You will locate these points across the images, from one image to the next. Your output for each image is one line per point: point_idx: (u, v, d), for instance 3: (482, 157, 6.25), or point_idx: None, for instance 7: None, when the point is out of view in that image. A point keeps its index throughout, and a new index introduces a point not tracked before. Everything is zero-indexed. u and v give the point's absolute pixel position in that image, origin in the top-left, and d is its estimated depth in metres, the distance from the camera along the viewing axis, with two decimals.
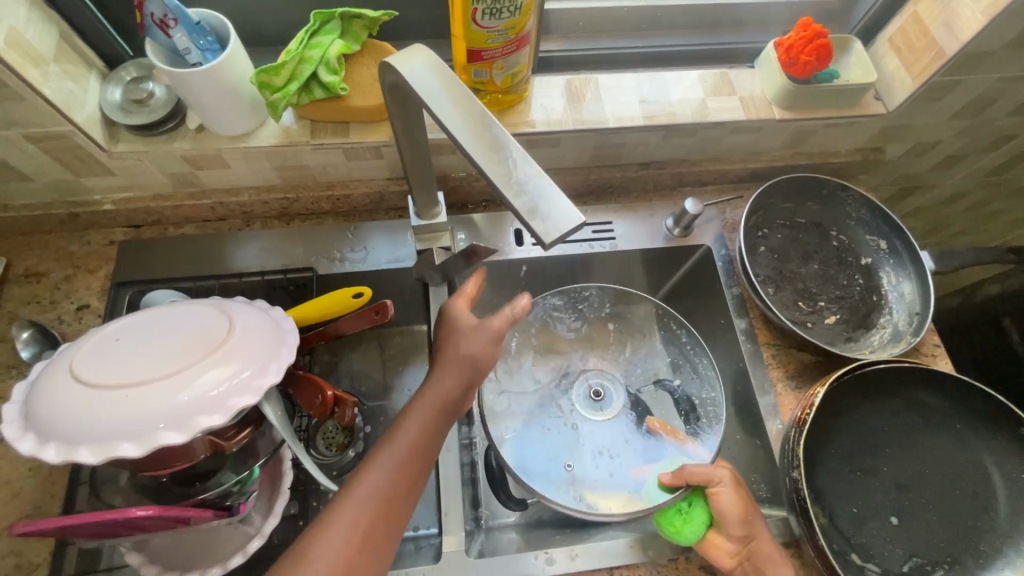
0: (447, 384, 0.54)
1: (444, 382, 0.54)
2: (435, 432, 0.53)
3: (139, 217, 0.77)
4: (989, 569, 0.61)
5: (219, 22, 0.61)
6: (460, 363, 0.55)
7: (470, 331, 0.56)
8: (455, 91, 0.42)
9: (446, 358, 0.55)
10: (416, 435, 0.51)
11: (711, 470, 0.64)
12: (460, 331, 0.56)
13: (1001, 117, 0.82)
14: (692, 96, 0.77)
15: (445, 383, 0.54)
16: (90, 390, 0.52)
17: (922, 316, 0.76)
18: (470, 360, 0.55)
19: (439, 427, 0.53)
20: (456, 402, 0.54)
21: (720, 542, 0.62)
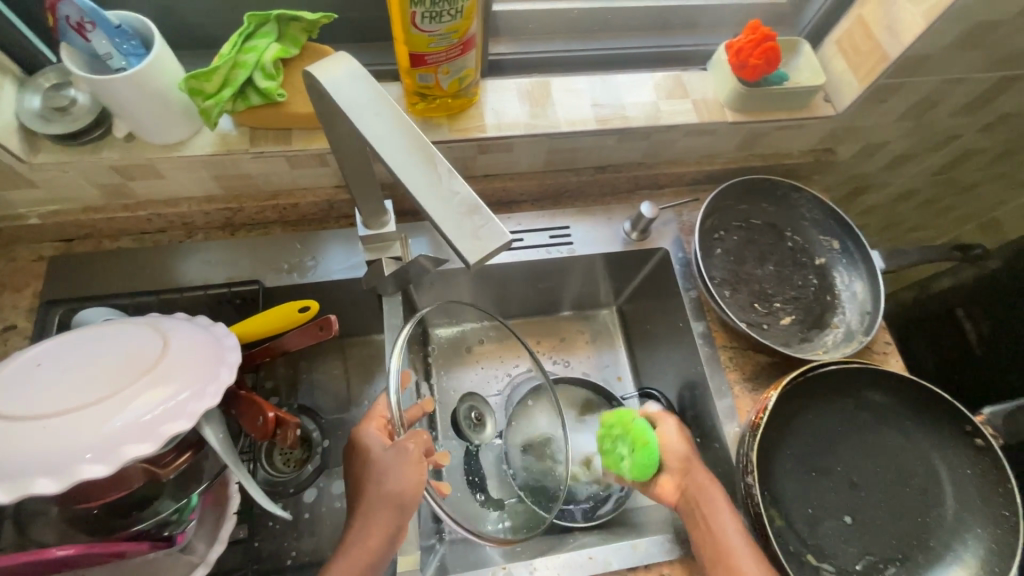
0: (371, 500, 0.54)
1: (377, 520, 0.53)
2: (377, 551, 0.52)
3: (69, 231, 0.72)
4: (938, 564, 0.63)
5: (144, 25, 0.58)
6: (386, 498, 0.53)
7: (386, 463, 0.55)
8: (376, 100, 0.40)
9: (371, 494, 0.54)
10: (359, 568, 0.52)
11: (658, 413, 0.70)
12: (376, 462, 0.55)
13: (946, 117, 0.84)
14: (645, 99, 0.76)
15: (377, 522, 0.53)
16: (4, 423, 0.49)
17: (872, 315, 0.77)
18: (390, 491, 0.53)
19: (381, 547, 0.52)
20: (395, 532, 0.53)
21: (665, 481, 0.66)
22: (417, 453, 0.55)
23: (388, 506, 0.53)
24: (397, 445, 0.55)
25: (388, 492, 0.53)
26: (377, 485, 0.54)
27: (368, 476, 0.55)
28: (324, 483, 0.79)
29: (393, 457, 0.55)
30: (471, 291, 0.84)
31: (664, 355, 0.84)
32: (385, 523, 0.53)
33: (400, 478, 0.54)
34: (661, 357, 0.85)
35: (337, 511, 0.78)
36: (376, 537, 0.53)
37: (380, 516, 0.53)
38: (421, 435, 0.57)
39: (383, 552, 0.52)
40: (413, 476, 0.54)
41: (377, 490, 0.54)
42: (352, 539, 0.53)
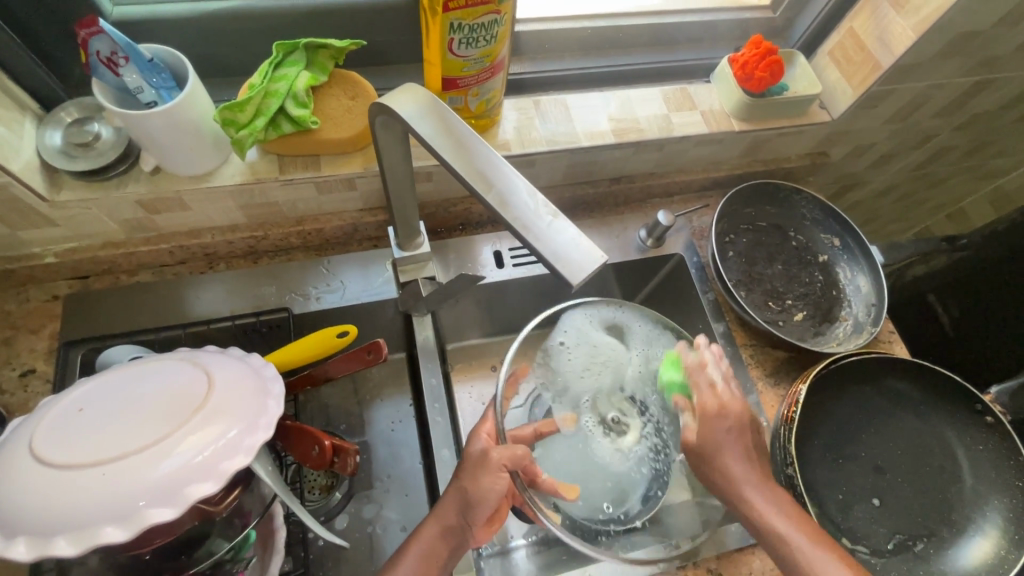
0: (451, 496, 0.59)
1: (446, 513, 0.59)
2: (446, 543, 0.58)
3: (85, 268, 0.70)
4: (962, 537, 0.67)
5: (174, 57, 0.57)
6: (460, 493, 0.59)
7: (473, 464, 0.60)
8: (458, 136, 0.42)
9: (452, 489, 0.60)
10: (433, 546, 0.57)
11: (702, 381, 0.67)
12: (468, 459, 0.61)
13: (927, 118, 0.91)
14: (657, 112, 0.80)
15: (444, 515, 0.59)
16: (59, 473, 0.47)
17: (877, 306, 0.82)
18: (465, 485, 0.59)
19: (451, 541, 0.58)
20: (465, 528, 0.58)
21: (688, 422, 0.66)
22: (501, 463, 0.59)
23: (460, 502, 0.58)
24: (486, 452, 0.60)
25: (461, 489, 0.59)
26: (459, 481, 0.60)
27: (460, 468, 0.62)
28: (355, 508, 0.78)
29: (475, 456, 0.61)
30: (494, 304, 0.85)
31: None
32: (458, 518, 0.58)
33: (476, 477, 0.59)
34: None
35: (369, 536, 0.76)
36: (450, 524, 0.58)
37: (453, 505, 0.59)
38: (515, 449, 0.61)
39: (453, 540, 0.58)
40: (488, 484, 0.58)
41: (458, 483, 0.60)
42: (431, 521, 0.59)
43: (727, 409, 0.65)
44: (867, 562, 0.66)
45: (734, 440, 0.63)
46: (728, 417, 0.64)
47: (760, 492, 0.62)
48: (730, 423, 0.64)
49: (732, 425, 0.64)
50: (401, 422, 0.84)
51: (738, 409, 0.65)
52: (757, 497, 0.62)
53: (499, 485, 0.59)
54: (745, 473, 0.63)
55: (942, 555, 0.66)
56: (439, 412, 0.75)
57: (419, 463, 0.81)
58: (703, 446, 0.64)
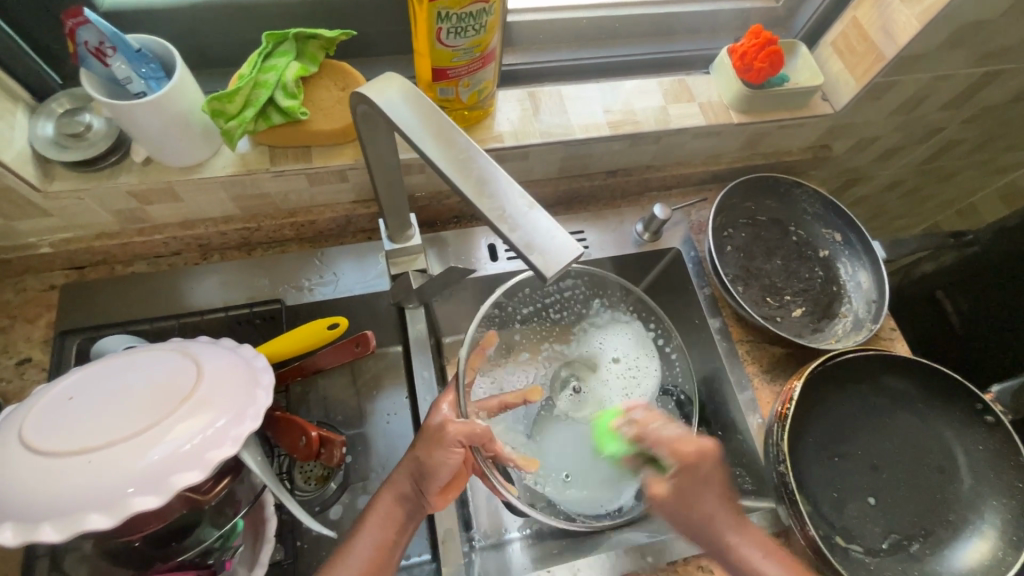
0: (407, 464, 0.60)
1: (403, 478, 0.60)
2: (403, 504, 0.60)
3: (81, 258, 0.71)
4: (958, 538, 0.66)
5: (164, 48, 0.57)
6: (413, 464, 0.60)
7: (430, 437, 0.59)
8: (438, 125, 0.42)
9: (405, 459, 0.61)
10: (390, 510, 0.60)
11: (696, 445, 0.59)
12: (425, 432, 0.60)
13: (934, 111, 0.88)
14: (654, 104, 0.78)
15: (400, 478, 0.60)
16: (47, 461, 0.48)
17: (878, 303, 0.81)
18: (419, 456, 0.59)
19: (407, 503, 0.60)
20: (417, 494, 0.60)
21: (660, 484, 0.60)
22: (457, 440, 0.58)
23: (415, 472, 0.60)
24: (443, 428, 0.59)
25: (415, 460, 0.59)
26: (414, 451, 0.60)
27: (418, 437, 0.61)
28: (349, 499, 0.78)
29: (427, 430, 0.60)
30: (489, 297, 0.85)
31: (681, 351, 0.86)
32: (414, 486, 0.60)
33: (428, 451, 0.59)
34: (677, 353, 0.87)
35: None
36: (404, 491, 0.61)
37: (408, 471, 0.60)
38: (473, 425, 0.59)
39: (409, 505, 0.60)
40: (444, 459, 0.58)
41: (413, 453, 0.60)
42: (389, 488, 0.60)
43: (691, 459, 0.58)
44: (861, 561, 0.65)
45: (697, 486, 0.59)
46: (700, 470, 0.59)
47: (756, 549, 0.60)
48: (704, 468, 0.59)
49: (705, 473, 0.59)
50: (397, 414, 0.83)
51: (706, 451, 0.59)
52: (750, 547, 0.60)
53: (454, 458, 0.58)
54: (746, 543, 0.60)
55: (938, 556, 0.65)
56: (430, 404, 0.75)
57: None
58: (686, 500, 0.60)
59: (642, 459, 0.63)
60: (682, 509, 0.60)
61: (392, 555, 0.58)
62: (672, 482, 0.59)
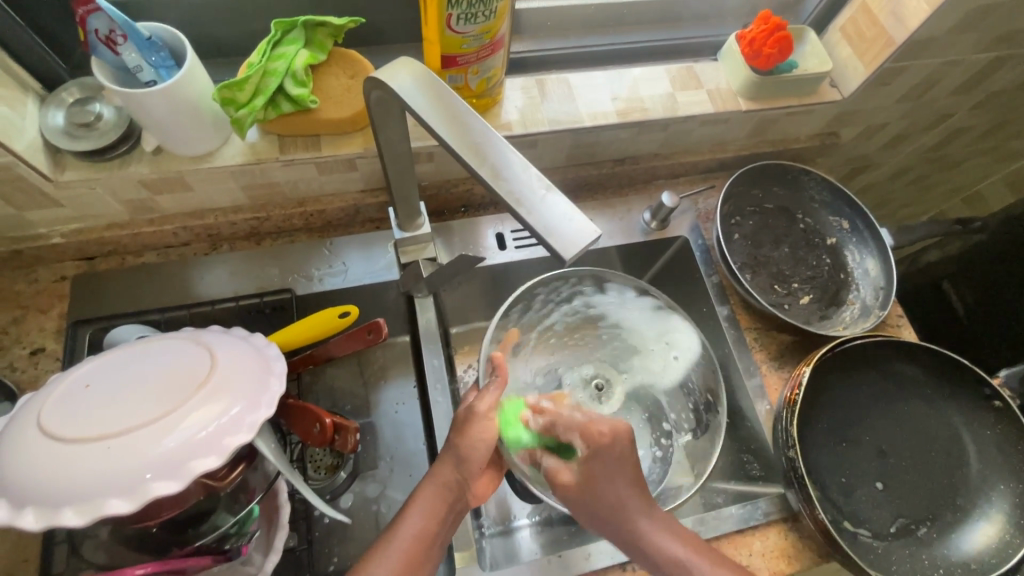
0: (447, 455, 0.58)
1: (445, 467, 0.58)
2: (446, 495, 0.57)
3: (92, 249, 0.71)
4: (966, 521, 0.66)
5: (172, 36, 0.57)
6: (452, 451, 0.58)
7: (464, 422, 0.58)
8: (453, 111, 0.42)
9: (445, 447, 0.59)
10: (432, 505, 0.56)
11: (610, 427, 0.59)
12: (456, 418, 0.59)
13: (943, 97, 0.88)
14: (662, 91, 0.78)
15: (443, 468, 0.58)
16: (67, 447, 0.48)
17: (886, 290, 0.81)
18: (456, 444, 0.58)
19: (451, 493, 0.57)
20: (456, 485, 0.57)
21: (562, 470, 0.59)
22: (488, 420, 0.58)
23: (454, 463, 0.58)
24: (473, 409, 0.59)
25: (456, 449, 0.58)
26: (451, 440, 0.59)
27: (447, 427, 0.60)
28: (360, 487, 0.78)
29: (462, 415, 0.59)
30: (497, 287, 0.85)
31: None
32: (455, 473, 0.58)
33: (460, 434, 0.58)
34: None
35: (373, 514, 0.77)
36: (446, 485, 0.57)
37: (448, 463, 0.58)
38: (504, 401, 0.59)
39: (451, 497, 0.57)
40: (478, 440, 0.58)
41: (451, 442, 0.58)
42: (427, 483, 0.58)
43: (608, 436, 0.58)
44: (869, 545, 0.65)
45: (613, 467, 0.58)
46: (616, 447, 0.58)
47: (706, 568, 0.56)
48: (613, 454, 0.58)
49: (616, 456, 0.58)
50: (406, 403, 0.84)
51: (619, 431, 0.59)
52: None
53: (485, 437, 0.58)
54: (657, 530, 0.58)
55: (946, 540, 0.66)
56: (440, 393, 0.76)
57: (422, 444, 0.81)
58: (605, 478, 0.58)
59: (547, 450, 0.61)
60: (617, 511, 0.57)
61: (431, 554, 0.56)
62: (583, 481, 0.58)
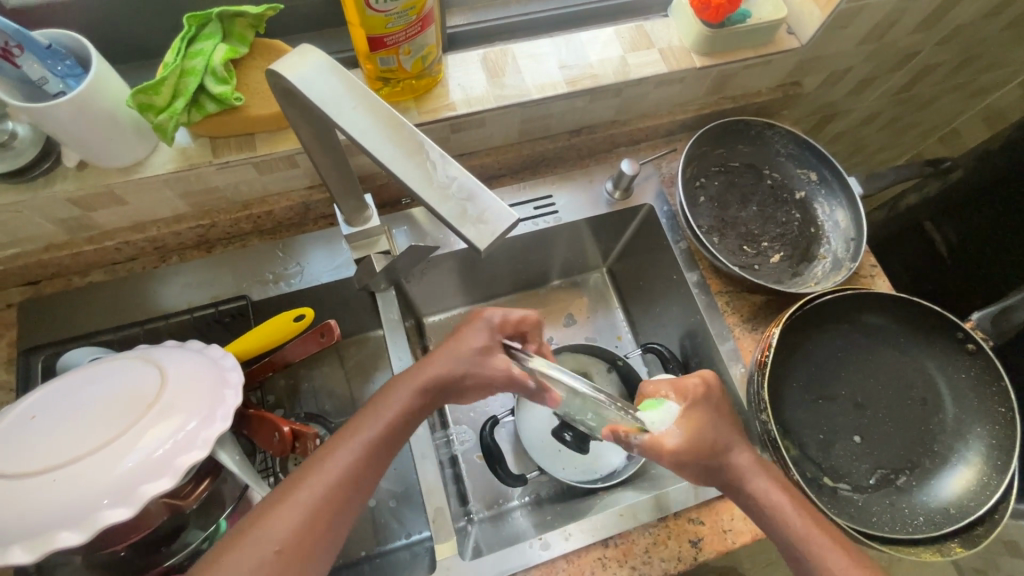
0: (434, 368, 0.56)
1: (425, 375, 0.56)
2: (421, 407, 0.55)
3: (34, 272, 0.69)
4: (945, 467, 0.66)
5: (75, 41, 0.54)
6: (442, 361, 0.57)
7: (477, 367, 0.57)
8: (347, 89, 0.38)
9: (433, 359, 0.57)
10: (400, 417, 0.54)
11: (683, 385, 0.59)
12: (463, 335, 0.59)
13: (905, 35, 0.85)
14: (612, 55, 0.75)
15: (421, 380, 0.56)
16: (11, 483, 0.47)
17: (856, 240, 0.79)
18: (456, 361, 0.56)
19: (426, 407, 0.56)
20: (431, 404, 0.56)
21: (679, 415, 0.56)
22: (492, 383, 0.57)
23: (446, 370, 0.56)
24: (489, 363, 0.56)
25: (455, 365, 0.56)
26: (447, 364, 0.57)
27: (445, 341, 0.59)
28: None
29: (468, 333, 0.58)
30: (465, 272, 0.83)
31: (662, 309, 0.85)
32: (442, 385, 0.56)
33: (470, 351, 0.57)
34: (659, 311, 0.86)
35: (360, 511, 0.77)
36: (425, 394, 0.55)
37: (441, 369, 0.56)
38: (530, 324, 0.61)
39: (422, 409, 0.55)
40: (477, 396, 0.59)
41: (450, 352, 0.57)
42: (402, 388, 0.55)
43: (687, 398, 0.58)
44: (850, 499, 0.65)
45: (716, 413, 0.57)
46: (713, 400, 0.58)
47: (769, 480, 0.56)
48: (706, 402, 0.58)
49: (714, 402, 0.58)
50: None
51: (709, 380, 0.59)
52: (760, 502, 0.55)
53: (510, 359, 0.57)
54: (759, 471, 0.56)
55: (925, 487, 0.65)
56: None
57: None
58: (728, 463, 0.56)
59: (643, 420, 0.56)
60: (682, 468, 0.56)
61: (381, 463, 0.52)
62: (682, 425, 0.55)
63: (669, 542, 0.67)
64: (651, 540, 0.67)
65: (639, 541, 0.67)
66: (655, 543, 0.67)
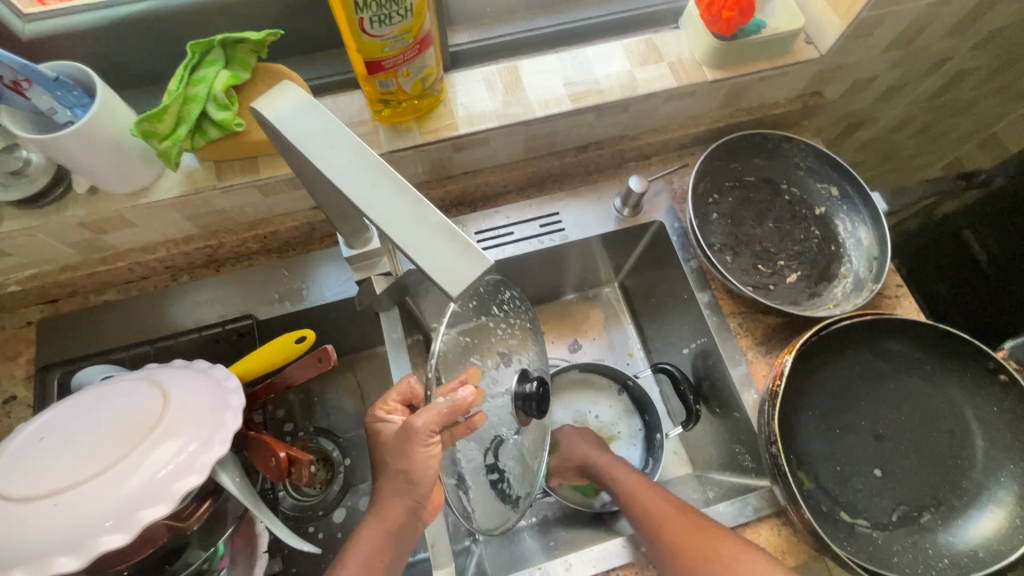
0: (390, 477, 0.56)
1: (387, 481, 0.57)
2: (401, 508, 0.57)
3: (52, 292, 0.71)
4: (973, 505, 0.62)
5: (82, 72, 0.55)
6: (396, 473, 0.56)
7: (399, 444, 0.54)
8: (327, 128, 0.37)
9: (388, 466, 0.56)
10: (376, 547, 0.56)
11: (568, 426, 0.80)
12: (394, 440, 0.55)
13: (936, 41, 0.80)
14: (620, 70, 0.73)
15: (389, 487, 0.57)
16: (14, 506, 0.48)
17: (880, 260, 0.75)
18: (403, 470, 0.55)
19: (405, 507, 0.57)
20: (412, 505, 0.57)
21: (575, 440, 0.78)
22: (429, 432, 0.53)
23: (405, 479, 0.55)
24: (410, 428, 0.53)
25: (400, 473, 0.55)
26: (391, 464, 0.56)
27: (389, 449, 0.56)
28: (351, 501, 0.78)
29: (393, 439, 0.56)
30: None
31: (673, 328, 0.83)
32: (405, 492, 0.56)
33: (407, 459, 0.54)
34: (670, 329, 0.84)
35: None
36: (391, 515, 0.56)
37: (399, 467, 0.55)
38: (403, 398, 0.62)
39: (401, 509, 0.57)
40: (424, 456, 0.54)
41: (392, 466, 0.56)
42: (378, 511, 0.57)
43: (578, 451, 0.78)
44: (868, 537, 0.62)
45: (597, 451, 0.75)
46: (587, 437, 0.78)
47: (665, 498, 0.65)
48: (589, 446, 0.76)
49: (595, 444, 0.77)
50: None
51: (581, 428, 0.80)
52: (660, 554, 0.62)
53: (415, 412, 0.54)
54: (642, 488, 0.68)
55: (951, 527, 0.61)
56: None
57: None
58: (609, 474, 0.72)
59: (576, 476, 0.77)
60: (568, 448, 0.77)
61: (395, 553, 0.57)
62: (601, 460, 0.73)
63: None
64: None
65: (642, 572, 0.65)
66: None
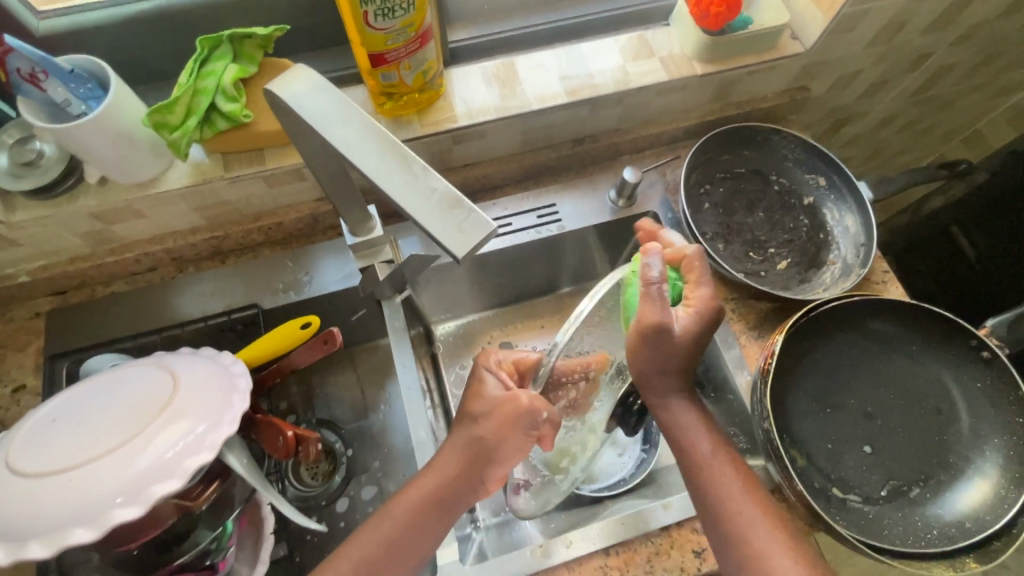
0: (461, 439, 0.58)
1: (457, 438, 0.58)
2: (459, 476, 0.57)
3: (61, 283, 0.73)
4: (960, 479, 0.64)
5: (97, 65, 0.57)
6: (469, 440, 0.57)
7: (501, 407, 0.57)
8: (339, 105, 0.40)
9: (464, 428, 0.58)
10: (422, 503, 0.56)
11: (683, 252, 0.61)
12: (490, 406, 0.58)
13: (916, 37, 0.83)
14: (613, 64, 0.75)
15: (454, 445, 0.58)
16: (29, 482, 0.49)
17: (867, 246, 0.78)
18: (483, 439, 0.57)
19: (463, 477, 0.57)
20: (473, 480, 0.57)
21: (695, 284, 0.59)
22: (532, 423, 0.56)
23: (473, 447, 0.57)
24: (517, 403, 0.56)
25: (476, 443, 0.57)
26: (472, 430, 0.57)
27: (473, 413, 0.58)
28: (354, 491, 0.79)
29: (492, 407, 0.58)
30: (471, 280, 0.85)
31: None
32: (472, 458, 0.57)
33: (494, 429, 0.56)
34: None
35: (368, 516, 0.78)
36: (441, 478, 0.57)
37: (485, 434, 0.57)
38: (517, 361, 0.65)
39: (464, 473, 0.57)
40: (515, 448, 0.56)
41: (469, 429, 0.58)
42: (427, 472, 0.58)
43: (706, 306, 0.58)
44: (860, 511, 0.64)
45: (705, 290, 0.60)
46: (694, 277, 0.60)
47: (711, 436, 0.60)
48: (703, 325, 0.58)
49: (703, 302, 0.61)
50: (393, 405, 0.85)
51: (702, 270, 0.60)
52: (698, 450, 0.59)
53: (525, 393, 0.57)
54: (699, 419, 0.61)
55: (939, 500, 0.63)
56: (416, 394, 0.73)
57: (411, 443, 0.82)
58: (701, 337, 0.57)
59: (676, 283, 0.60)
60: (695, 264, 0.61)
61: (439, 519, 0.57)
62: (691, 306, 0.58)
63: (671, 553, 0.66)
64: (654, 549, 0.66)
65: (641, 550, 0.66)
66: (657, 552, 0.66)
